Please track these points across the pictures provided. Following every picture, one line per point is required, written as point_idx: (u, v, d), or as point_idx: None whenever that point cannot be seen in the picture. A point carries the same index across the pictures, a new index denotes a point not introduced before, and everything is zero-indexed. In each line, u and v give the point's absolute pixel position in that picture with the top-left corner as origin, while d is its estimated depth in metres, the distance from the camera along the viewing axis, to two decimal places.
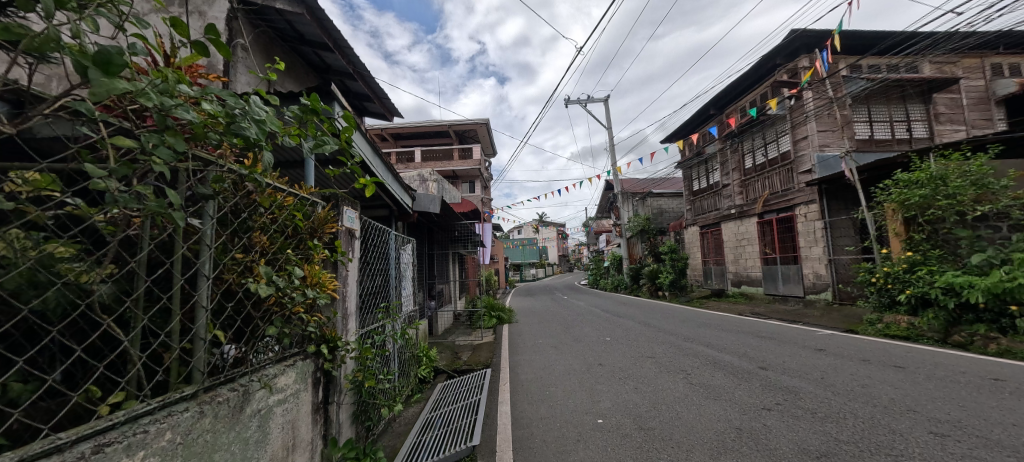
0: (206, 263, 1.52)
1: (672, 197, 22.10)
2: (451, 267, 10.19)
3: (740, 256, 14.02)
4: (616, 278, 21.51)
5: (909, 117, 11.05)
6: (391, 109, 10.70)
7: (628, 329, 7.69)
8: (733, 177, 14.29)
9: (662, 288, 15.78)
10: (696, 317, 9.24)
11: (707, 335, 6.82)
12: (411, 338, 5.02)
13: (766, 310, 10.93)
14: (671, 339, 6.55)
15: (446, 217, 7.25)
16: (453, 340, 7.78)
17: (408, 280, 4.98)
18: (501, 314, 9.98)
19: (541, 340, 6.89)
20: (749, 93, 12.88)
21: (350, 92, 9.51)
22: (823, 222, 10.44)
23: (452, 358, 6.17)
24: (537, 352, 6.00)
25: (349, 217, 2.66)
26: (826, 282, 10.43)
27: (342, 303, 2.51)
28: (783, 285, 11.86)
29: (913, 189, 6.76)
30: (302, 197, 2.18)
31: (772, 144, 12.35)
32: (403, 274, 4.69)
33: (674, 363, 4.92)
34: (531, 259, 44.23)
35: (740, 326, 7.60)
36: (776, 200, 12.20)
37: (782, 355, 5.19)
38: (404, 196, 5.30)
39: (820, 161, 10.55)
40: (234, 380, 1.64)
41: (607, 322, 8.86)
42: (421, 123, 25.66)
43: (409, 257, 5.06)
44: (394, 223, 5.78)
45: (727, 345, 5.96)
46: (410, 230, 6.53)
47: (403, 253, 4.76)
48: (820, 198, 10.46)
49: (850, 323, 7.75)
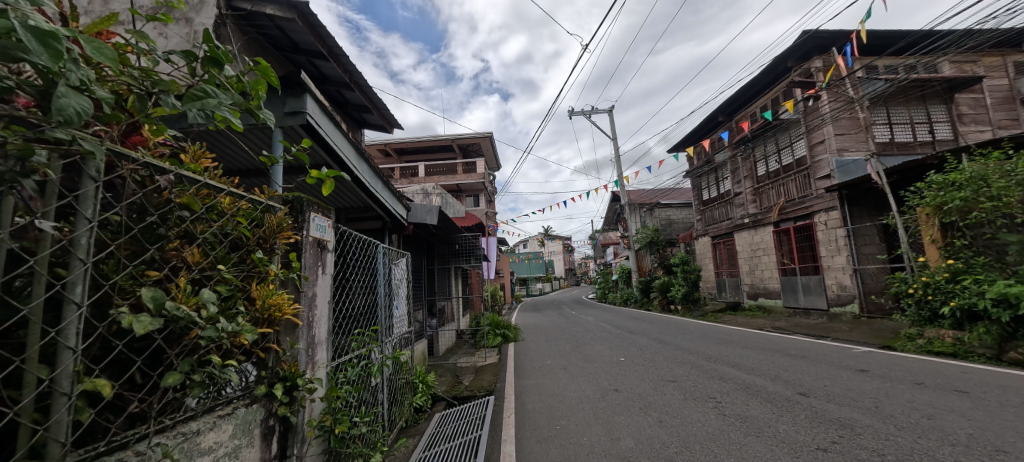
0: (78, 285, 1.10)
1: (681, 207, 21.58)
2: (453, 283, 9.72)
3: (756, 267, 13.41)
4: (625, 292, 20.88)
5: (930, 118, 10.55)
6: (391, 120, 10.46)
7: (644, 348, 7.11)
8: (745, 184, 13.78)
9: (675, 301, 15.14)
10: (715, 333, 8.64)
11: (731, 354, 6.24)
12: (405, 362, 4.54)
13: (788, 324, 10.29)
14: (691, 359, 5.98)
15: (447, 229, 6.84)
16: (455, 361, 7.24)
17: (403, 298, 4.52)
18: (506, 331, 9.43)
19: (549, 361, 6.35)
20: (760, 98, 12.48)
21: (349, 103, 9.27)
22: (845, 230, 9.87)
23: (453, 383, 5.66)
24: (546, 375, 5.46)
25: (319, 225, 2.26)
26: (851, 293, 9.79)
27: (306, 330, 2.08)
28: (805, 297, 11.22)
29: (950, 192, 6.23)
30: (248, 200, 1.78)
31: (787, 150, 11.89)
32: (395, 292, 4.25)
33: (700, 389, 4.37)
34: (537, 273, 43.54)
35: (766, 343, 6.99)
36: (792, 207, 11.65)
37: (821, 378, 4.61)
38: (398, 205, 4.91)
39: (839, 166, 10.07)
40: (124, 448, 1.19)
41: (620, 339, 8.29)
42: (424, 138, 25.54)
43: (403, 272, 4.62)
44: (388, 237, 5.34)
45: (756, 365, 5.38)
46: (407, 244, 6.11)
47: (395, 269, 4.34)
48: (841, 204, 9.92)
49: (885, 338, 7.13)
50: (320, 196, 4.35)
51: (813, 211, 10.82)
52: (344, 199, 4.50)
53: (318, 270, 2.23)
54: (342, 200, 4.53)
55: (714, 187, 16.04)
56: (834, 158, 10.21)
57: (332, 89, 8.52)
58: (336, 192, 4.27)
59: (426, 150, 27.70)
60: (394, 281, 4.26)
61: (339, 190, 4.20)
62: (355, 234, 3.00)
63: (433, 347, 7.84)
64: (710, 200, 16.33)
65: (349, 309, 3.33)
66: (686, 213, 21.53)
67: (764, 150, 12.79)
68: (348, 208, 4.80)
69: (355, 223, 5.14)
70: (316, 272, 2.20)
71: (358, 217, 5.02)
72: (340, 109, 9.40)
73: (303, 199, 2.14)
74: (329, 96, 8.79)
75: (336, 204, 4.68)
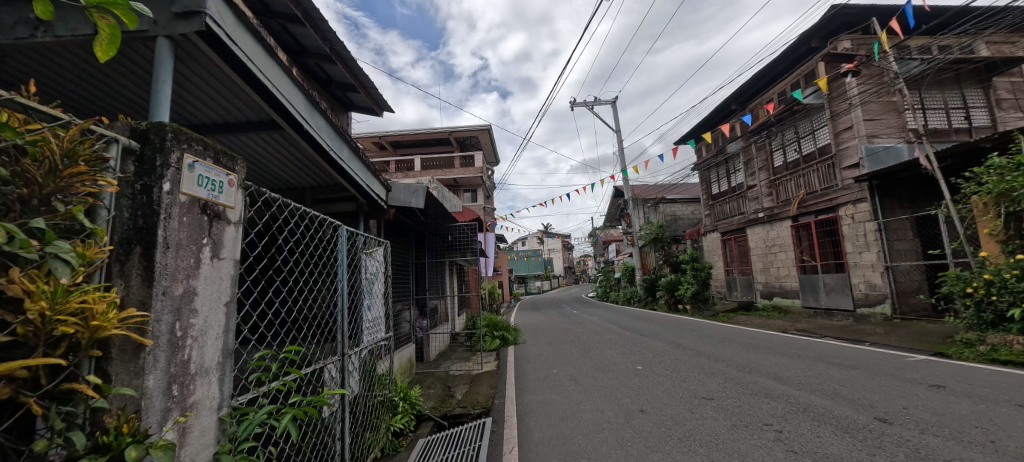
0: None
1: (686, 202, 20.72)
2: (446, 280, 8.82)
3: (771, 264, 12.57)
4: (629, 290, 20.03)
5: (965, 103, 9.75)
6: (381, 101, 9.56)
7: (661, 354, 6.24)
8: (760, 177, 12.93)
9: (683, 301, 14.32)
10: (736, 336, 7.79)
11: (765, 362, 5.41)
12: (380, 376, 3.66)
13: (812, 326, 9.46)
14: (722, 369, 5.10)
15: (439, 217, 5.95)
16: (446, 369, 6.34)
17: (380, 297, 3.67)
18: (504, 333, 8.55)
19: (555, 370, 5.46)
20: (778, 82, 11.65)
21: (333, 81, 8.35)
22: (876, 224, 9.03)
23: (444, 397, 4.77)
24: (553, 390, 4.57)
25: (203, 176, 1.37)
26: (883, 293, 8.96)
27: (165, 356, 1.20)
28: (827, 296, 10.40)
29: (1016, 176, 5.36)
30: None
31: (808, 138, 11.04)
32: (368, 290, 3.38)
33: (750, 412, 3.49)
34: (535, 271, 42.48)
35: (802, 350, 6.11)
36: (813, 200, 10.82)
37: (893, 397, 3.74)
38: (377, 186, 4.04)
39: (869, 154, 9.25)
40: None
41: (630, 343, 7.44)
42: (420, 130, 24.52)
43: (379, 267, 3.75)
44: (365, 222, 4.39)
45: (803, 379, 4.50)
46: (389, 233, 5.22)
47: (370, 261, 3.48)
48: (871, 195, 9.09)
49: (935, 344, 6.29)
50: (275, 167, 3.49)
51: (837, 203, 10.00)
52: (303, 169, 3.57)
53: (201, 254, 1.35)
54: (303, 174, 3.66)
55: (724, 180, 15.17)
56: (863, 145, 9.39)
57: (312, 63, 7.60)
58: (294, 163, 3.42)
59: (422, 143, 26.69)
60: (366, 277, 3.38)
61: (296, 160, 3.35)
62: (297, 206, 2.14)
63: (423, 351, 6.98)
64: (719, 194, 15.47)
65: (295, 312, 2.45)
66: (692, 208, 20.63)
67: (782, 139, 11.95)
68: (315, 185, 3.95)
69: (323, 207, 4.21)
70: (195, 258, 1.33)
71: (328, 198, 4.14)
72: (321, 88, 8.47)
73: (170, 131, 1.26)
74: (308, 71, 7.85)
75: (299, 180, 3.83)
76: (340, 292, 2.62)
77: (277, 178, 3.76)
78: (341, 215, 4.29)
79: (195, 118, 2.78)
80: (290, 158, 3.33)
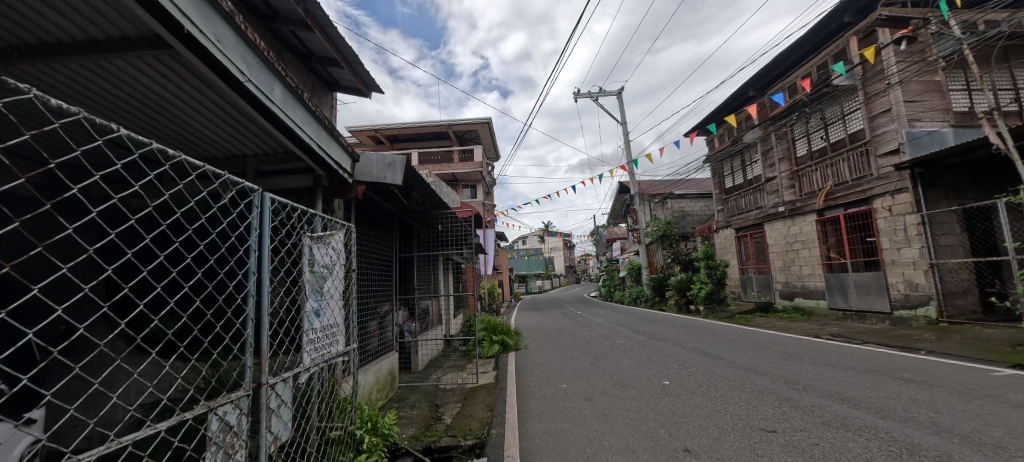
0: None
1: (695, 198, 19.76)
2: (439, 278, 7.90)
3: (792, 262, 11.67)
4: (634, 290, 19.13)
5: (1015, 83, 8.80)
6: (368, 81, 8.67)
7: (688, 365, 5.33)
8: (781, 168, 12.02)
9: (695, 301, 13.42)
10: (767, 342, 6.88)
11: (819, 377, 4.49)
12: (332, 404, 2.71)
13: (844, 330, 8.57)
14: (769, 386, 4.17)
15: (426, 202, 4.98)
16: (435, 381, 5.40)
17: (339, 300, 2.74)
18: (504, 338, 7.63)
19: (565, 386, 4.53)
20: (804, 63, 10.73)
21: (312, 54, 7.42)
22: (918, 217, 8.05)
23: (427, 421, 3.82)
24: (565, 415, 3.67)
25: None
26: (926, 294, 8.04)
27: None
28: (857, 297, 9.50)
29: None
30: None
31: (837, 124, 10.12)
32: (316, 287, 2.42)
33: (836, 455, 2.59)
34: (536, 271, 41.68)
35: (855, 361, 5.19)
36: (842, 192, 9.90)
37: (1020, 433, 2.82)
38: (340, 155, 3.15)
39: (910, 138, 8.31)
40: None
41: (649, 351, 6.52)
42: (418, 123, 23.58)
43: (340, 260, 2.84)
44: (327, 202, 3.43)
45: (880, 403, 3.58)
46: (362, 220, 4.30)
47: (325, 248, 2.58)
48: (912, 185, 8.15)
49: (1010, 355, 5.36)
50: (193, 121, 2.57)
51: (872, 195, 9.04)
52: (231, 124, 2.63)
53: None
54: (233, 132, 2.74)
55: (739, 172, 14.24)
56: (902, 129, 8.44)
57: (286, 32, 6.64)
58: (215, 114, 2.50)
59: (420, 138, 25.75)
60: (317, 269, 2.44)
61: (215, 107, 2.42)
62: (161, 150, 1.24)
63: (411, 359, 6.06)
64: (734, 188, 14.55)
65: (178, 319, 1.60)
66: (702, 204, 19.70)
67: (805, 126, 11.05)
68: (258, 150, 3.03)
69: (271, 181, 3.24)
70: None
71: (278, 170, 3.21)
72: (299, 63, 7.54)
73: None
74: (283, 43, 6.91)
75: (231, 143, 2.91)
76: (248, 289, 1.72)
77: (202, 139, 2.84)
78: (290, 191, 3.29)
79: (43, 28, 1.83)
80: (206, 104, 2.39)
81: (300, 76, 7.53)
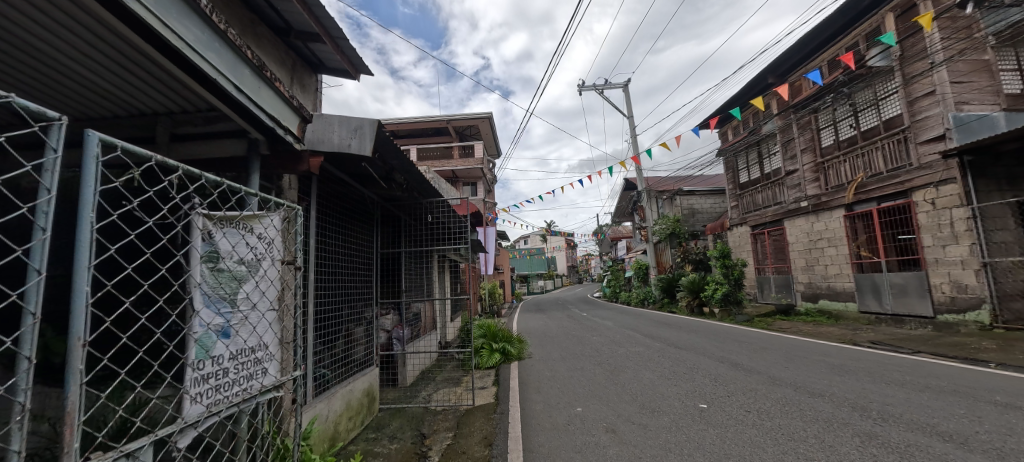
0: None
1: (705, 195, 18.91)
2: (433, 279, 7.06)
3: (816, 261, 10.80)
4: (641, 291, 18.26)
5: None
6: (356, 61, 7.81)
7: (723, 381, 4.49)
8: (804, 160, 11.18)
9: (709, 303, 12.56)
10: (805, 352, 6.04)
11: (892, 401, 3.65)
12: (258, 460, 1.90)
13: (882, 336, 7.71)
14: (837, 415, 3.35)
15: (412, 187, 4.11)
16: (424, 401, 4.55)
17: (275, 314, 1.93)
18: (506, 346, 6.79)
19: (581, 411, 3.72)
20: (832, 44, 9.88)
21: (291, 29, 6.43)
22: (967, 210, 7.26)
23: (408, 460, 2.99)
24: (585, 457, 2.83)
25: None
26: (977, 296, 7.19)
27: None
28: (893, 300, 8.63)
29: None
30: None
31: (869, 110, 9.26)
32: (222, 294, 1.60)
33: None
34: (538, 271, 40.84)
35: (923, 379, 4.36)
36: (874, 184, 9.05)
37: None
38: (283, 110, 2.28)
39: (958, 123, 7.47)
40: None
41: (672, 362, 5.67)
42: (416, 118, 22.68)
43: (281, 255, 2.02)
44: (275, 178, 2.60)
45: (998, 442, 2.75)
46: (327, 208, 3.48)
47: (249, 238, 1.76)
48: (961, 174, 7.29)
49: None
50: (50, 48, 1.74)
51: (912, 187, 8.18)
52: (112, 56, 1.80)
53: None
54: (121, 68, 1.89)
55: (756, 166, 13.40)
56: (948, 113, 7.60)
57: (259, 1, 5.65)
58: (73, 34, 1.64)
59: (419, 134, 24.81)
60: (225, 266, 1.62)
61: (66, 20, 1.57)
62: None
63: (397, 373, 5.24)
64: (749, 182, 13.69)
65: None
66: (712, 201, 18.82)
67: (833, 113, 10.19)
68: (168, 102, 2.20)
69: (194, 147, 2.42)
70: None
71: (206, 133, 2.39)
72: (277, 38, 6.54)
73: None
74: (259, 15, 5.89)
75: (123, 89, 2.07)
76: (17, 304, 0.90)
77: (80, 81, 2.00)
78: (221, 160, 2.46)
79: None
80: (49, 16, 1.54)
81: (279, 53, 6.54)
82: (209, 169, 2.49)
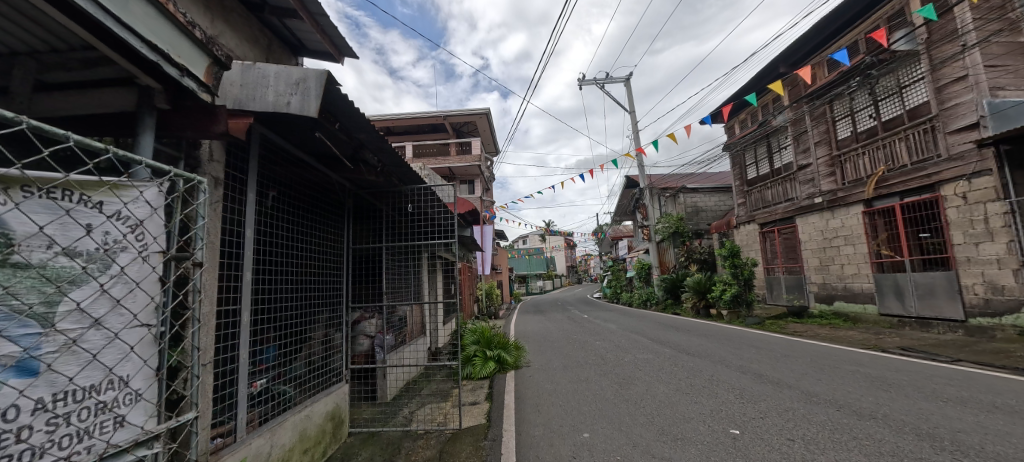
0: None
1: (710, 192, 18.30)
2: (423, 280, 6.42)
3: (832, 261, 10.19)
4: (643, 292, 17.63)
5: None
6: (340, 43, 7.13)
7: (752, 399, 3.85)
8: (819, 154, 10.60)
9: (717, 304, 11.94)
10: (835, 361, 5.42)
11: (963, 427, 3.02)
12: None
13: (910, 341, 7.08)
14: (903, 447, 2.72)
15: (388, 170, 3.47)
16: (405, 421, 3.92)
17: (145, 332, 1.35)
18: (501, 353, 6.15)
19: (588, 438, 3.10)
20: (852, 29, 9.28)
21: (265, 3, 5.65)
22: (1003, 204, 6.64)
23: None
24: None
25: None
26: (1015, 298, 6.57)
27: None
28: (919, 302, 8.03)
29: None
30: None
31: (891, 99, 8.66)
32: (18, 304, 1.02)
33: None
34: (537, 271, 40.30)
35: (986, 396, 3.73)
36: (896, 178, 8.47)
37: None
38: (180, 44, 1.63)
39: (993, 110, 6.79)
40: None
41: (688, 373, 5.03)
42: (413, 114, 22.02)
43: (165, 248, 1.43)
44: (187, 142, 1.96)
45: None
46: (276, 193, 2.86)
47: (92, 220, 1.17)
48: (997, 165, 6.68)
49: None
50: None
51: (940, 180, 7.58)
52: None
53: None
54: None
55: (766, 161, 12.80)
56: (982, 99, 6.98)
57: None
58: None
59: (416, 129, 24.16)
60: (30, 261, 1.04)
61: None
62: None
63: (376, 388, 4.60)
64: (758, 178, 13.13)
65: None
66: (717, 199, 18.19)
67: (851, 103, 9.59)
68: (17, 32, 1.51)
69: (73, 98, 1.78)
70: None
71: (83, 83, 1.75)
72: (249, 14, 5.73)
73: None
74: None
75: None
76: None
77: None
78: (111, 116, 1.84)
79: None
80: None
81: (252, 31, 5.80)
82: (98, 131, 1.86)
